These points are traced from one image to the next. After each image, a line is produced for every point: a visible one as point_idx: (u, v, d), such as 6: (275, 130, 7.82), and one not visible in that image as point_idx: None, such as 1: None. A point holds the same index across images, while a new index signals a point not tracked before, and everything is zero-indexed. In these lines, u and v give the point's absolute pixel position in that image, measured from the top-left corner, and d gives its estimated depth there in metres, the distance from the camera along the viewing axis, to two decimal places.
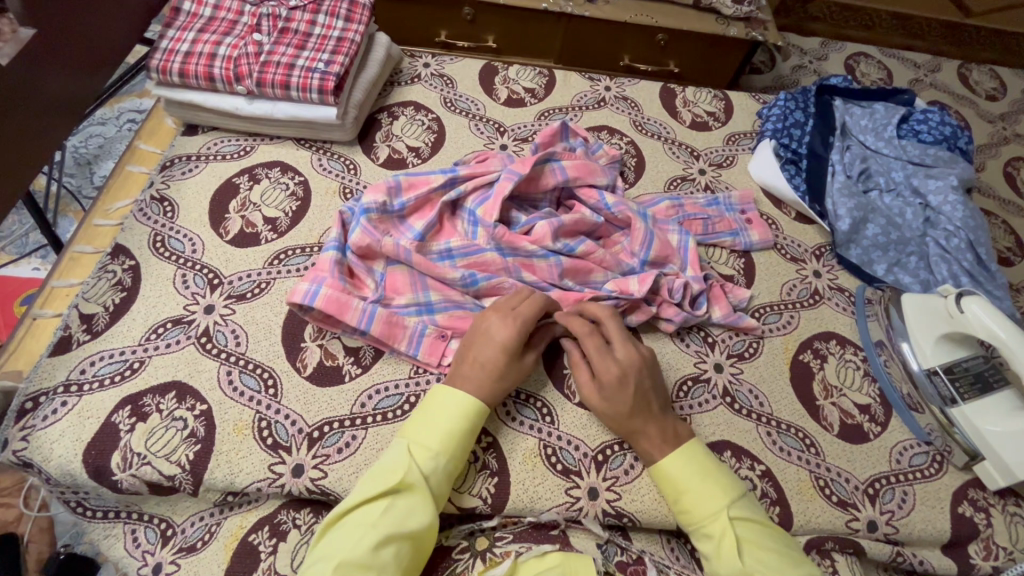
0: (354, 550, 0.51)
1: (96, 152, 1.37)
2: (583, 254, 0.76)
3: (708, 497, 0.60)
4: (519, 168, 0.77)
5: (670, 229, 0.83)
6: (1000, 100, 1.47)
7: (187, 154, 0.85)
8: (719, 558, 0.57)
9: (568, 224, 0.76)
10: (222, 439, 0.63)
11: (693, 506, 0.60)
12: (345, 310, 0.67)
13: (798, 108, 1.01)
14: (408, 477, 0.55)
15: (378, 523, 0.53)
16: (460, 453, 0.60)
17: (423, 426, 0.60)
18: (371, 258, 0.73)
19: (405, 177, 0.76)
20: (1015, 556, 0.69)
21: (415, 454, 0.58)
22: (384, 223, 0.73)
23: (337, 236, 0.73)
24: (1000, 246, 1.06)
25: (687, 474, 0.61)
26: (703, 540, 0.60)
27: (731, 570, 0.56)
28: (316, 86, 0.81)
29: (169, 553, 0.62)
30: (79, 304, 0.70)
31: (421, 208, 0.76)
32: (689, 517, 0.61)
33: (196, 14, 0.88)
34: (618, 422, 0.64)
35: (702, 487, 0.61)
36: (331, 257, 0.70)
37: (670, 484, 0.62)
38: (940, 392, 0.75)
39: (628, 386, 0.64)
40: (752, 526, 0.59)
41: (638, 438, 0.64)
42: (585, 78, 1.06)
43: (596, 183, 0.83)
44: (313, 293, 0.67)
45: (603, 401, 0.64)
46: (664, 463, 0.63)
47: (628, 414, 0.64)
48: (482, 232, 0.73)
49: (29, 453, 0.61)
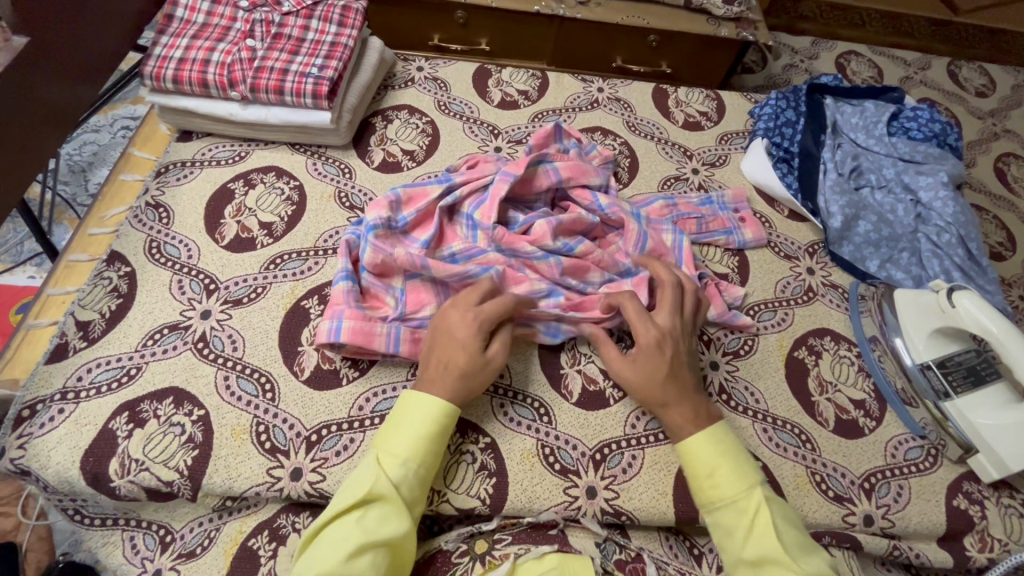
0: (329, 563, 0.51)
1: (90, 158, 1.37)
2: (581, 254, 0.76)
3: (738, 478, 0.60)
4: (513, 169, 0.77)
5: (664, 228, 0.83)
6: (990, 96, 1.48)
7: (182, 160, 0.85)
8: (747, 534, 0.57)
9: (567, 222, 0.77)
10: (220, 444, 0.63)
11: (721, 485, 0.60)
12: (372, 338, 0.67)
13: (789, 107, 1.02)
14: (375, 487, 0.55)
15: (352, 533, 0.53)
16: (431, 455, 0.60)
17: (389, 434, 0.60)
18: (386, 275, 0.72)
19: (405, 190, 0.76)
20: (1010, 548, 0.70)
21: (382, 463, 0.57)
22: (390, 238, 0.73)
23: (345, 264, 0.71)
24: (991, 241, 1.08)
25: (716, 451, 0.61)
26: (722, 518, 0.59)
27: (758, 549, 0.56)
28: (310, 91, 0.81)
29: (168, 560, 0.62)
30: (74, 312, 0.70)
31: (423, 220, 0.76)
32: (712, 495, 0.60)
33: (190, 20, 0.88)
34: (651, 391, 0.65)
35: (724, 466, 0.61)
36: (344, 289, 0.69)
37: (695, 463, 0.62)
38: (934, 387, 0.74)
39: (660, 354, 0.66)
40: (780, 507, 0.59)
41: (662, 412, 0.65)
42: (578, 79, 1.06)
43: (589, 184, 0.84)
44: (337, 329, 0.66)
45: (634, 364, 0.66)
46: (684, 442, 0.63)
47: (663, 381, 0.65)
48: (481, 235, 0.74)
49: (27, 461, 0.61)
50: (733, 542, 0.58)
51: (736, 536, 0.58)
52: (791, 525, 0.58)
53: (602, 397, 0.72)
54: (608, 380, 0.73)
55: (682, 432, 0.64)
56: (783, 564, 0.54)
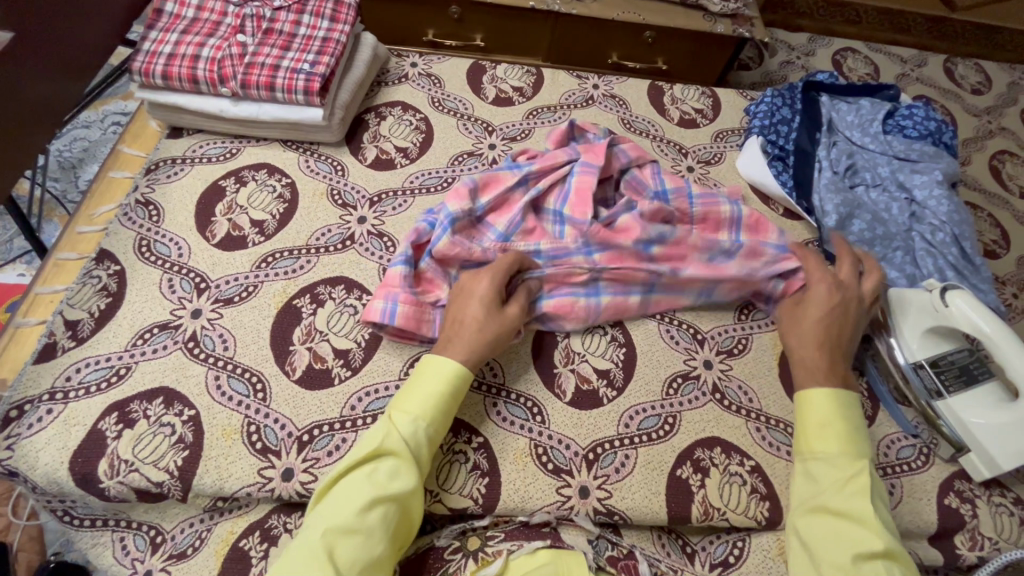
0: (340, 517, 0.52)
1: (81, 155, 1.36)
2: (677, 241, 0.76)
3: (846, 443, 0.62)
4: (592, 160, 0.80)
5: (721, 199, 0.82)
6: (986, 94, 1.48)
7: (172, 157, 0.84)
8: (840, 486, 0.59)
9: (649, 215, 0.77)
10: (211, 444, 0.62)
11: (827, 441, 0.62)
12: (422, 324, 0.69)
13: (785, 104, 1.02)
14: (389, 442, 0.56)
15: (363, 487, 0.54)
16: (441, 416, 0.60)
17: (406, 393, 0.61)
18: (445, 261, 0.73)
19: (479, 177, 0.77)
20: (1000, 546, 0.70)
21: (395, 421, 0.58)
22: (467, 228, 0.75)
23: (405, 250, 0.72)
24: (985, 239, 1.08)
25: (839, 415, 0.63)
26: (814, 469, 0.61)
27: (846, 503, 0.57)
28: (302, 87, 0.80)
29: (159, 561, 0.62)
30: (63, 311, 0.69)
31: (499, 207, 0.78)
32: (812, 448, 0.63)
33: (179, 15, 0.87)
34: (806, 358, 0.68)
35: (839, 426, 0.63)
36: (401, 273, 0.70)
37: (810, 414, 0.64)
38: (926, 386, 0.74)
39: (830, 325, 0.70)
40: (878, 485, 0.60)
41: (800, 369, 0.68)
42: (573, 76, 1.06)
43: (655, 165, 0.85)
44: (391, 312, 0.68)
45: (803, 326, 0.71)
46: (805, 396, 0.66)
47: (820, 341, 0.69)
48: (571, 231, 0.76)
49: (15, 462, 0.60)
50: (814, 492, 0.60)
51: (823, 485, 0.60)
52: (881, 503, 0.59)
53: (596, 396, 0.72)
54: (602, 379, 0.73)
55: (804, 386, 0.67)
56: (858, 520, 0.56)
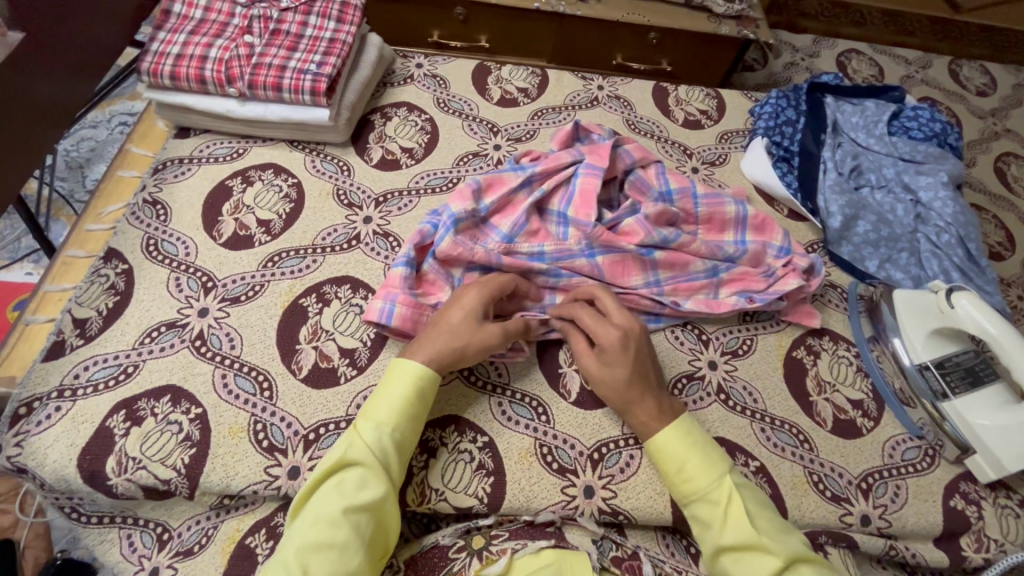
0: (310, 533, 0.52)
1: (88, 155, 1.37)
2: (678, 247, 0.78)
3: (706, 468, 0.60)
4: (596, 161, 0.80)
5: (726, 199, 0.83)
6: (991, 95, 1.48)
7: (180, 156, 0.84)
8: (721, 526, 0.57)
9: (654, 216, 0.78)
10: (217, 442, 0.63)
11: (692, 478, 0.60)
12: (419, 325, 0.69)
13: (790, 106, 1.02)
14: (353, 453, 0.56)
15: (332, 500, 0.54)
16: (409, 421, 0.60)
17: (371, 403, 0.60)
18: (449, 263, 0.74)
19: (484, 178, 0.78)
20: (1005, 548, 0.70)
21: (359, 430, 0.58)
22: (470, 229, 0.75)
23: (408, 251, 0.72)
24: (991, 241, 1.08)
25: (681, 442, 0.62)
26: (699, 511, 0.59)
27: (735, 535, 0.56)
28: (308, 88, 0.81)
29: (166, 558, 0.62)
30: (72, 309, 0.70)
31: (502, 208, 0.78)
32: (684, 490, 0.60)
33: (187, 16, 0.87)
34: (617, 395, 0.65)
35: (697, 457, 0.61)
36: (402, 274, 0.70)
37: (667, 459, 0.62)
38: (932, 386, 0.74)
39: (625, 355, 0.64)
40: (751, 493, 0.60)
41: (635, 413, 0.64)
42: (578, 78, 1.06)
43: (659, 165, 0.86)
44: (389, 312, 0.68)
45: (602, 369, 0.65)
46: (653, 440, 0.63)
47: (625, 383, 0.64)
48: (575, 232, 0.76)
49: (24, 459, 0.61)
50: (709, 535, 0.58)
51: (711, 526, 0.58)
52: (761, 509, 0.58)
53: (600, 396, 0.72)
54: None
55: (650, 430, 0.64)
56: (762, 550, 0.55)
